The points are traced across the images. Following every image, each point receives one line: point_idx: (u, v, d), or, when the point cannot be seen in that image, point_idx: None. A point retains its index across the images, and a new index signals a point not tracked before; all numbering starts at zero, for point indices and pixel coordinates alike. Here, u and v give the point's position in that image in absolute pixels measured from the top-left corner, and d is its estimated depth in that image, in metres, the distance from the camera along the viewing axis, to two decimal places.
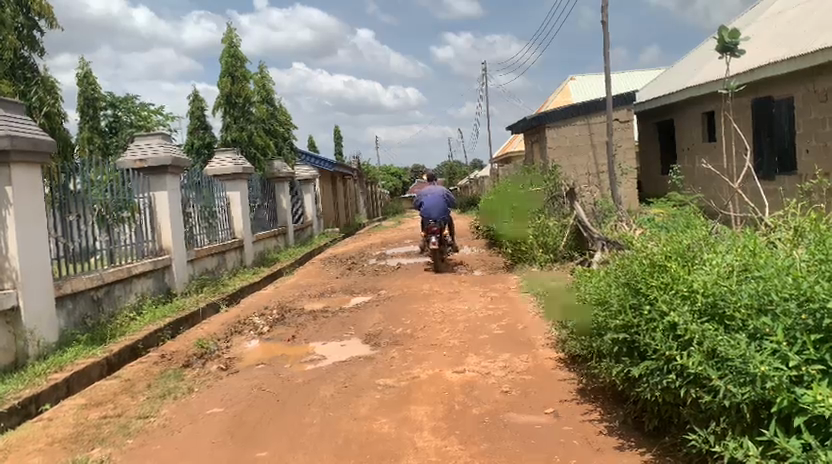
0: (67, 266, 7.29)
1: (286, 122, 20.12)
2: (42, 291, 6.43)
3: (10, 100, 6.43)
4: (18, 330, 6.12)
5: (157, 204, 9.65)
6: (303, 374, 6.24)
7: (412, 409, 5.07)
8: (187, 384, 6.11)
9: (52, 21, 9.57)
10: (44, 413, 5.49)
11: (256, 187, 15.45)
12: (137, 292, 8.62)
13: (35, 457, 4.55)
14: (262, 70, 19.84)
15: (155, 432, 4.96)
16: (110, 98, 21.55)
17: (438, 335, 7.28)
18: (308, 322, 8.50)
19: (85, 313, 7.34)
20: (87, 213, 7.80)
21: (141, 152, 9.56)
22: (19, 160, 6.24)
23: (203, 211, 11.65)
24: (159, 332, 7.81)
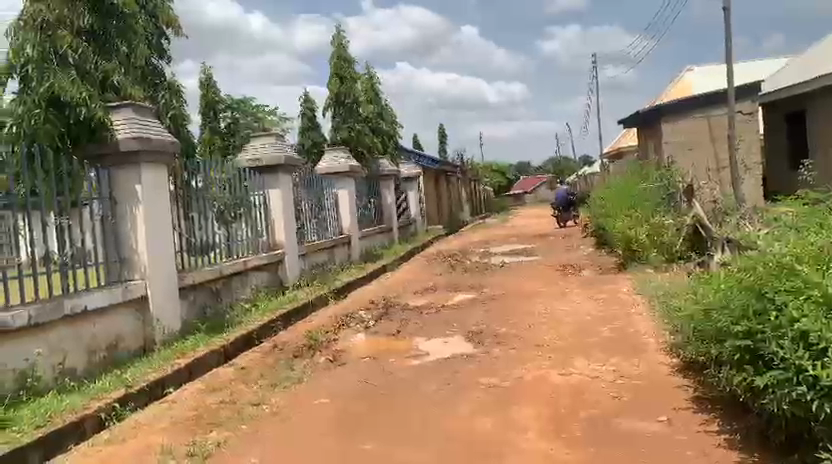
0: (190, 259, 7.79)
1: (391, 120, 20.46)
2: (168, 283, 6.94)
3: (143, 104, 6.91)
4: (146, 317, 6.62)
5: (271, 201, 10.08)
6: (407, 370, 6.30)
7: (517, 409, 4.99)
8: (297, 374, 6.34)
9: (178, 30, 10.21)
10: (169, 394, 5.88)
11: (363, 184, 15.80)
12: (252, 285, 9.09)
13: (160, 436, 4.88)
14: (370, 71, 20.32)
15: (267, 419, 5.17)
16: (229, 101, 22.85)
17: (543, 336, 7.13)
18: (412, 318, 8.59)
19: (206, 303, 7.82)
20: (207, 210, 8.28)
21: (257, 152, 9.99)
22: (147, 161, 6.70)
23: (314, 208, 12.08)
24: (272, 324, 8.18)
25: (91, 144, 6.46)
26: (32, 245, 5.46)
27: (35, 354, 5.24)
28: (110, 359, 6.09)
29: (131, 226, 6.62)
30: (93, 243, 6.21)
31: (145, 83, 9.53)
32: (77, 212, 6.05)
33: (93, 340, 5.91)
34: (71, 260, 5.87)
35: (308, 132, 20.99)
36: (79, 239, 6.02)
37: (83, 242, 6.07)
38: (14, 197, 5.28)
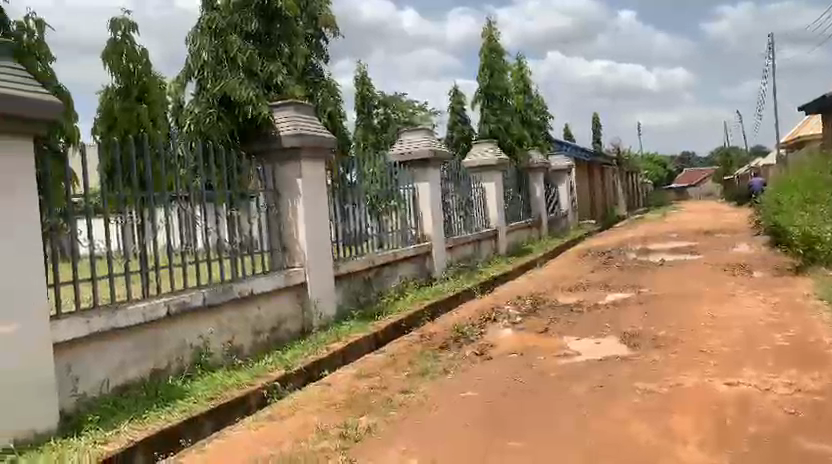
0: (344, 249, 8.13)
1: (541, 112, 20.05)
2: (325, 271, 7.30)
3: (302, 102, 7.16)
4: (305, 302, 7.01)
5: (421, 194, 10.26)
6: (556, 368, 6.13)
7: (676, 418, 4.67)
8: (444, 366, 6.40)
9: (335, 29, 10.68)
10: (324, 377, 6.19)
11: (512, 177, 15.63)
12: (402, 275, 9.33)
13: (316, 416, 5.14)
14: (521, 62, 20.05)
15: (415, 407, 5.27)
16: (382, 97, 23.64)
17: (706, 340, 6.62)
18: (562, 316, 8.36)
19: (358, 291, 8.14)
20: (361, 202, 8.57)
21: (408, 146, 10.19)
22: (308, 156, 7.05)
23: (461, 202, 12.14)
24: (420, 314, 8.33)
25: (257, 141, 6.95)
26: (208, 234, 5.97)
27: (208, 332, 5.76)
28: (272, 340, 6.54)
29: (292, 217, 7.03)
30: (259, 232, 6.68)
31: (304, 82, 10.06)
32: (246, 204, 6.52)
33: (258, 322, 6.37)
34: (240, 248, 6.36)
35: (458, 126, 21.14)
36: (247, 228, 6.50)
37: (251, 231, 6.55)
38: (192, 190, 5.82)
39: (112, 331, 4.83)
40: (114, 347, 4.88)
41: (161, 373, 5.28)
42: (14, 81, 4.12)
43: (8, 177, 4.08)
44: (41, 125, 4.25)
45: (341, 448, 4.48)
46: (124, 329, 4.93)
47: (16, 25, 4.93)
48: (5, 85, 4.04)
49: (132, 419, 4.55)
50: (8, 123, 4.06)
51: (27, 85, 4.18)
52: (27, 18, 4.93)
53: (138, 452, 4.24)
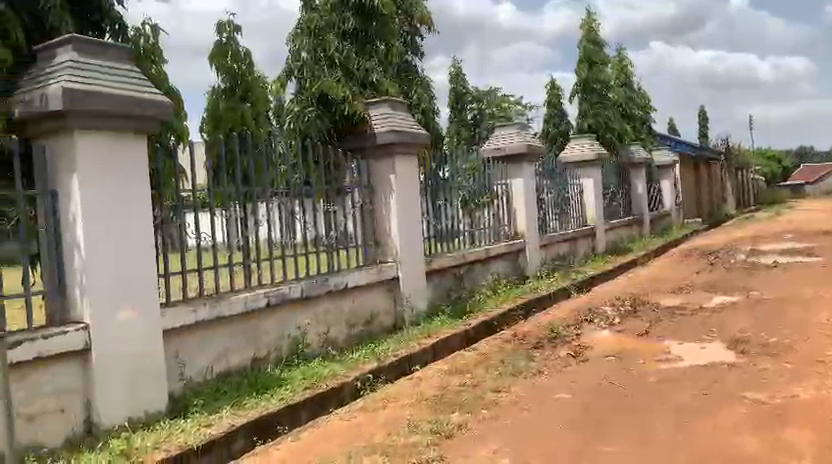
0: (436, 245, 8.16)
1: (643, 105, 19.28)
2: (417, 266, 7.34)
3: (396, 99, 7.21)
4: (397, 297, 7.08)
5: (514, 190, 10.11)
6: (656, 373, 5.86)
7: (789, 432, 4.34)
8: (537, 366, 6.28)
9: (430, 25, 10.71)
10: (416, 372, 6.22)
11: (611, 173, 15.13)
12: (494, 272, 9.25)
13: (408, 410, 5.17)
14: (622, 53, 19.36)
15: (507, 406, 5.19)
16: (477, 93, 23.52)
17: (826, 350, 6.12)
18: (663, 318, 8.00)
19: (450, 287, 8.14)
20: (454, 198, 8.55)
21: (502, 141, 10.06)
22: (402, 152, 7.10)
23: (557, 198, 11.88)
24: (513, 312, 8.21)
25: (353, 137, 7.07)
26: (305, 228, 6.14)
27: (305, 323, 5.93)
28: (366, 333, 6.65)
29: (386, 212, 7.10)
30: (353, 226, 6.81)
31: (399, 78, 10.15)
32: (342, 199, 6.65)
33: (351, 315, 6.50)
34: (336, 242, 6.50)
35: (554, 120, 20.69)
36: (342, 223, 6.63)
37: (346, 226, 6.68)
38: (291, 186, 6.00)
39: (216, 318, 5.06)
40: (217, 335, 5.12)
41: (261, 361, 5.48)
42: (130, 83, 4.38)
43: (126, 173, 4.36)
44: (154, 123, 4.50)
45: (431, 443, 4.48)
46: (226, 318, 5.16)
47: (133, 30, 5.22)
48: (122, 87, 4.30)
49: (234, 404, 4.76)
50: (125, 121, 4.32)
51: (142, 86, 4.43)
52: (143, 24, 5.23)
53: (238, 436, 4.42)
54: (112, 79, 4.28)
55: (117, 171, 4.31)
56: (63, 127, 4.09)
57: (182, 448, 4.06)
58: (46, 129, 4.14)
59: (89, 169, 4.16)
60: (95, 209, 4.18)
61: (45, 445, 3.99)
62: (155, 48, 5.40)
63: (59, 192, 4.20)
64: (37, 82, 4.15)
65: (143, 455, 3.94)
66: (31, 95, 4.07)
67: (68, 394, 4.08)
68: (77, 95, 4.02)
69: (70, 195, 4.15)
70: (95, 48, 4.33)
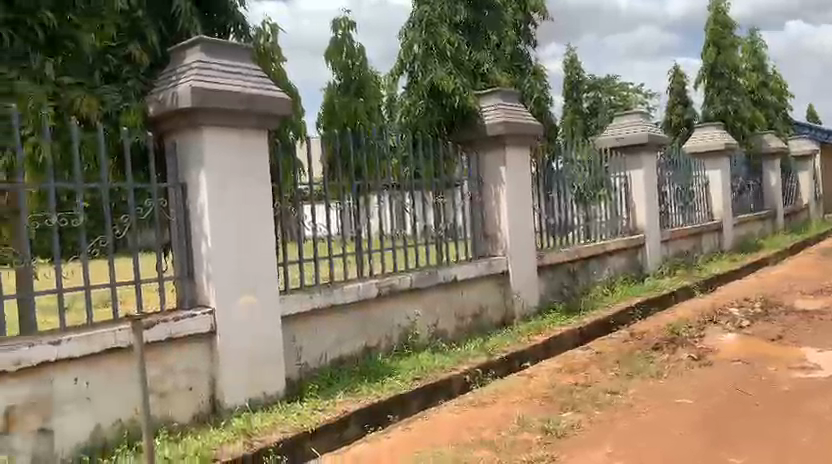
0: (549, 240, 7.97)
1: (779, 90, 17.84)
2: (528, 260, 7.21)
3: (507, 90, 7.11)
4: (507, 291, 6.99)
5: (633, 183, 9.67)
6: (790, 382, 5.40)
7: None
8: (655, 368, 5.98)
9: (543, 13, 10.45)
10: (526, 368, 6.11)
11: (740, 165, 14.13)
12: (610, 268, 8.91)
13: (518, 407, 5.09)
14: (755, 35, 18.01)
15: (622, 409, 4.98)
16: (593, 81, 22.74)
17: None
18: (799, 323, 7.36)
19: (563, 282, 7.93)
20: (568, 191, 8.30)
21: (619, 131, 9.64)
22: (513, 144, 6.98)
23: (679, 191, 11.24)
24: (630, 311, 7.87)
25: (464, 129, 7.04)
26: (415, 220, 6.20)
27: (415, 315, 6.00)
28: (475, 326, 6.63)
29: (496, 204, 7.02)
30: (463, 219, 6.78)
31: (511, 68, 9.97)
32: (452, 191, 6.64)
33: (461, 307, 6.49)
34: (445, 235, 6.52)
35: (677, 108, 19.59)
36: (452, 215, 6.62)
37: (455, 218, 6.68)
38: (402, 178, 6.07)
39: (330, 307, 5.22)
40: (331, 323, 5.28)
41: (373, 350, 5.60)
42: (252, 81, 4.57)
43: (248, 166, 4.57)
44: (273, 119, 4.68)
45: (541, 441, 4.39)
46: (340, 307, 5.31)
47: (255, 30, 5.47)
48: (244, 84, 4.50)
49: (346, 391, 4.90)
50: (247, 117, 4.53)
51: (262, 83, 4.62)
52: (264, 24, 5.45)
53: (350, 423, 4.55)
54: (235, 78, 4.50)
55: (241, 165, 4.53)
56: (192, 124, 4.34)
57: (298, 430, 4.24)
58: (177, 125, 4.42)
59: (216, 163, 4.40)
60: (221, 201, 4.42)
61: (177, 421, 4.27)
62: (274, 47, 5.71)
63: (189, 185, 4.48)
64: (169, 82, 4.44)
65: (262, 435, 4.14)
66: (164, 94, 4.36)
67: (196, 374, 4.35)
68: (204, 94, 4.26)
69: (198, 187, 4.41)
70: (220, 48, 4.56)
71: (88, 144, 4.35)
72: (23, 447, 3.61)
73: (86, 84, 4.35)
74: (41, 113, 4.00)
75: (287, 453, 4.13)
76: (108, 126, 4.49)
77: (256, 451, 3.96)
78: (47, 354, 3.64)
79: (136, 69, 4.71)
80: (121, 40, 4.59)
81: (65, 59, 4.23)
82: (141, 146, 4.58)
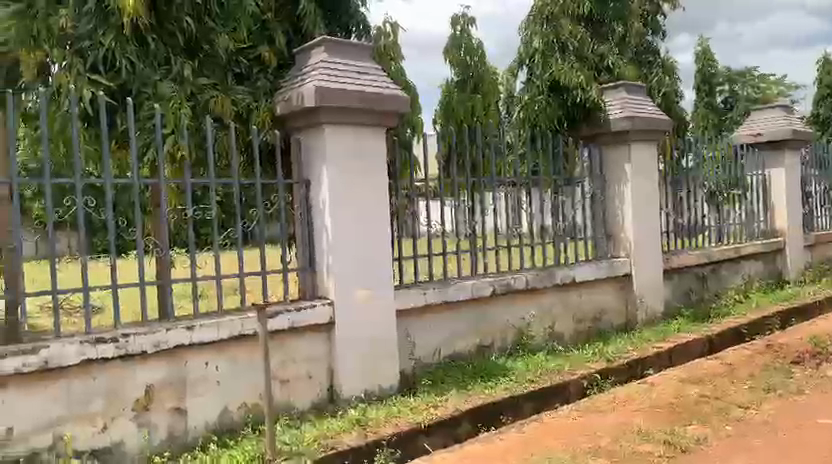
0: (676, 242, 7.54)
1: None
2: (653, 263, 6.85)
3: (632, 84, 6.78)
4: (629, 295, 6.69)
5: (772, 182, 8.93)
6: None
7: None
8: (796, 384, 5.48)
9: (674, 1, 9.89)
10: (648, 376, 5.81)
11: None
12: (744, 274, 8.29)
13: (638, 416, 4.84)
14: None
15: (756, 426, 4.60)
16: (728, 74, 21.31)
17: None
18: None
19: (691, 287, 7.47)
20: (698, 190, 7.80)
21: (758, 126, 8.94)
22: (638, 140, 6.65)
23: (827, 192, 10.26)
24: (767, 321, 7.27)
25: (586, 125, 6.81)
26: (532, 218, 6.07)
27: (531, 315, 5.87)
28: (593, 329, 6.40)
29: (619, 203, 6.72)
30: (583, 218, 6.56)
31: (637, 61, 9.52)
32: (572, 189, 6.44)
33: (579, 309, 6.28)
34: (564, 234, 6.33)
35: (825, 100, 17.88)
36: (571, 214, 6.42)
37: (575, 217, 6.47)
38: (520, 175, 5.96)
39: (444, 304, 5.22)
40: (446, 320, 5.28)
41: (486, 349, 5.55)
42: (372, 79, 4.66)
43: (368, 163, 4.65)
44: (392, 116, 4.73)
45: (665, 455, 4.14)
46: (454, 304, 5.29)
47: (375, 30, 5.58)
48: (364, 82, 4.59)
49: (459, 389, 4.88)
50: (368, 115, 4.61)
51: (381, 81, 4.69)
52: (383, 23, 5.56)
53: (463, 420, 4.53)
54: (357, 76, 4.59)
55: (361, 161, 4.63)
56: (315, 122, 4.48)
57: (411, 424, 4.27)
58: (301, 123, 4.57)
59: (337, 160, 4.51)
60: (342, 196, 4.54)
61: (297, 407, 4.43)
62: (394, 45, 5.73)
63: (312, 181, 4.61)
64: (295, 81, 4.59)
65: (376, 427, 4.21)
66: (289, 94, 4.54)
67: (316, 363, 4.50)
68: (327, 92, 4.37)
69: (320, 183, 4.54)
70: (343, 47, 4.67)
71: (221, 141, 4.65)
72: (161, 423, 3.88)
73: (220, 84, 4.64)
74: (179, 113, 4.28)
75: (400, 446, 4.17)
76: (239, 124, 4.73)
77: (370, 442, 4.03)
78: (183, 339, 3.89)
79: (266, 70, 4.96)
80: (253, 42, 4.87)
81: (203, 62, 4.57)
82: (268, 144, 4.80)
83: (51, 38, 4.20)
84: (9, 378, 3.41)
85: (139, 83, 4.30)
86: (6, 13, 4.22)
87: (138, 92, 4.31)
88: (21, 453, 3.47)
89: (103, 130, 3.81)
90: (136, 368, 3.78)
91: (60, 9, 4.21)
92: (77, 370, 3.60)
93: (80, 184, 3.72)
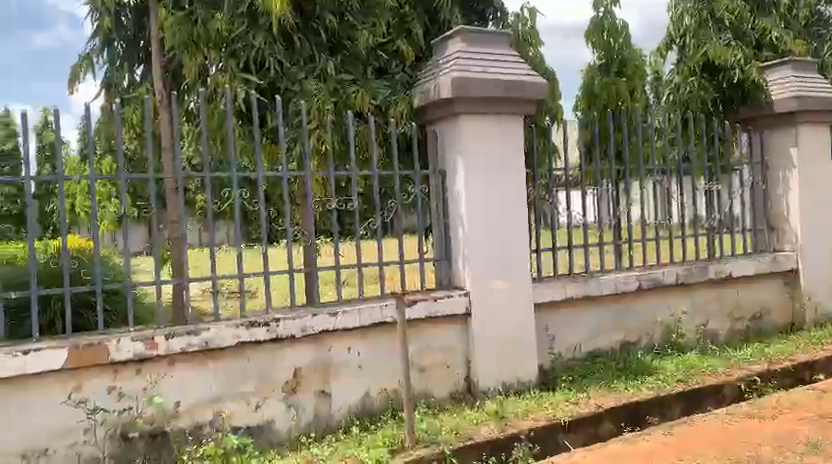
0: None
1: None
2: (824, 257, 6.17)
3: (800, 59, 6.13)
4: (795, 292, 6.08)
5: None
6: None
7: None
8: None
9: None
10: (818, 382, 5.25)
11: None
12: None
13: (806, 425, 4.38)
14: None
15: None
16: None
17: None
18: None
19: None
20: None
21: None
22: (807, 122, 5.99)
23: None
24: None
25: (744, 107, 6.25)
26: (682, 209, 5.69)
27: (681, 312, 5.51)
28: (753, 329, 5.89)
29: (783, 192, 6.11)
30: (741, 208, 6.05)
31: (805, 34, 8.59)
32: (729, 177, 5.94)
33: (736, 307, 5.80)
34: (719, 225, 5.87)
35: None
36: (727, 204, 5.97)
37: (732, 207, 5.97)
38: (668, 163, 5.60)
39: (586, 297, 5.01)
40: (587, 314, 5.08)
41: (631, 346, 5.28)
42: (510, 66, 4.56)
43: (505, 153, 4.58)
44: (530, 104, 4.63)
45: None
46: (596, 297, 5.08)
47: (513, 17, 5.59)
48: (502, 71, 4.51)
49: (601, 386, 4.68)
50: (505, 103, 4.54)
51: (519, 68, 4.58)
52: (522, 9, 5.51)
53: (605, 419, 4.34)
54: (494, 64, 4.52)
55: (499, 150, 4.57)
56: (452, 113, 4.47)
57: (550, 420, 4.16)
58: (438, 115, 4.57)
59: (473, 150, 4.48)
60: (478, 186, 4.50)
61: (435, 396, 4.48)
62: (534, 32, 5.68)
63: (447, 171, 4.60)
64: (433, 72, 4.59)
65: (514, 420, 4.15)
66: (427, 86, 4.55)
67: (453, 353, 4.52)
68: (463, 82, 4.35)
69: (456, 174, 4.53)
70: (481, 36, 4.60)
71: (361, 135, 4.77)
72: (307, 404, 4.07)
73: (360, 79, 4.77)
74: (324, 110, 4.51)
75: (539, 441, 4.08)
76: (379, 117, 4.83)
77: (508, 435, 3.98)
78: (327, 324, 4.06)
79: (405, 63, 5.02)
80: (391, 36, 4.96)
81: (345, 58, 4.79)
82: (407, 136, 4.89)
83: (209, 41, 4.58)
84: (176, 356, 3.72)
85: (287, 81, 4.59)
86: (174, 19, 4.60)
87: (285, 89, 4.61)
88: (186, 426, 3.78)
89: (255, 126, 3.99)
90: (285, 350, 4.00)
91: (216, 14, 4.54)
92: (234, 351, 3.87)
93: (235, 177, 3.93)
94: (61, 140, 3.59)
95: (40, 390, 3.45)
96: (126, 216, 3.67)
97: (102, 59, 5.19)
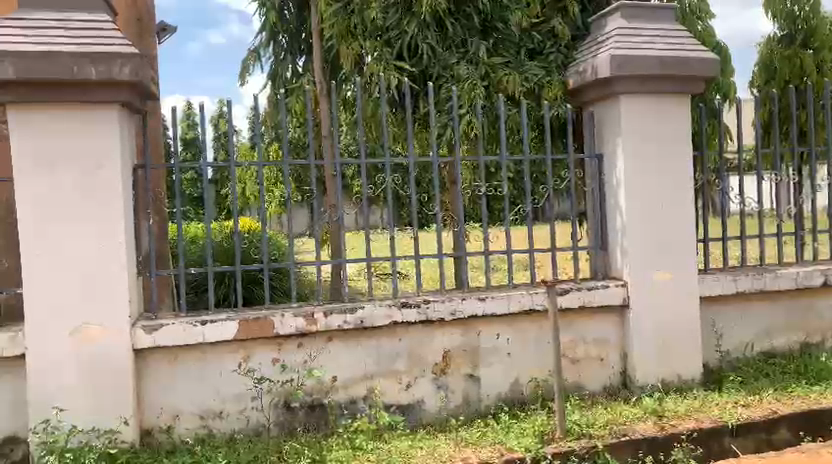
0: None
1: None
2: None
3: None
4: None
5: None
6: None
7: None
8: None
9: None
10: None
11: None
12: None
13: None
14: None
15: None
16: None
17: None
18: None
19: None
20: None
21: None
22: None
23: None
24: None
25: None
26: None
27: None
28: None
29: None
30: None
31: None
32: None
33: None
34: None
35: None
36: None
37: None
38: None
39: (760, 292, 4.55)
40: (762, 310, 4.62)
41: (814, 347, 4.74)
42: (675, 41, 4.24)
43: (668, 136, 4.26)
44: (697, 81, 4.27)
45: None
46: (774, 292, 4.59)
47: None
48: (667, 47, 4.20)
49: (777, 389, 4.24)
50: (669, 81, 4.21)
51: (684, 42, 4.25)
52: None
53: (781, 426, 3.93)
54: (658, 40, 4.22)
55: (664, 133, 4.27)
56: (610, 93, 4.22)
57: (716, 422, 3.84)
58: (597, 95, 4.33)
59: (635, 133, 4.21)
60: (638, 170, 4.23)
61: (588, 389, 4.32)
62: (700, 5, 5.51)
63: (605, 155, 4.37)
64: (591, 51, 4.37)
65: (675, 419, 3.88)
66: (583, 66, 4.34)
67: (607, 345, 4.33)
68: (622, 60, 4.09)
69: (614, 159, 4.29)
70: (643, 12, 4.33)
71: (512, 119, 4.70)
72: (457, 387, 4.10)
73: (513, 62, 4.74)
74: (473, 95, 4.52)
75: (703, 443, 3.78)
76: (531, 100, 4.73)
77: (667, 435, 3.73)
78: (476, 309, 4.04)
79: (559, 42, 4.84)
80: (546, 16, 4.84)
81: (496, 41, 4.78)
82: (561, 117, 4.73)
83: (365, 31, 4.75)
84: (333, 333, 3.90)
85: (438, 67, 4.66)
86: (332, 10, 4.79)
87: (437, 75, 4.68)
88: (342, 400, 3.95)
89: (407, 109, 3.81)
90: (436, 332, 4.05)
91: (371, 3, 4.66)
92: (386, 330, 3.98)
93: (388, 163, 3.90)
94: (232, 129, 3.82)
95: (215, 358, 3.78)
96: (290, 200, 3.82)
97: (269, 52, 5.56)
